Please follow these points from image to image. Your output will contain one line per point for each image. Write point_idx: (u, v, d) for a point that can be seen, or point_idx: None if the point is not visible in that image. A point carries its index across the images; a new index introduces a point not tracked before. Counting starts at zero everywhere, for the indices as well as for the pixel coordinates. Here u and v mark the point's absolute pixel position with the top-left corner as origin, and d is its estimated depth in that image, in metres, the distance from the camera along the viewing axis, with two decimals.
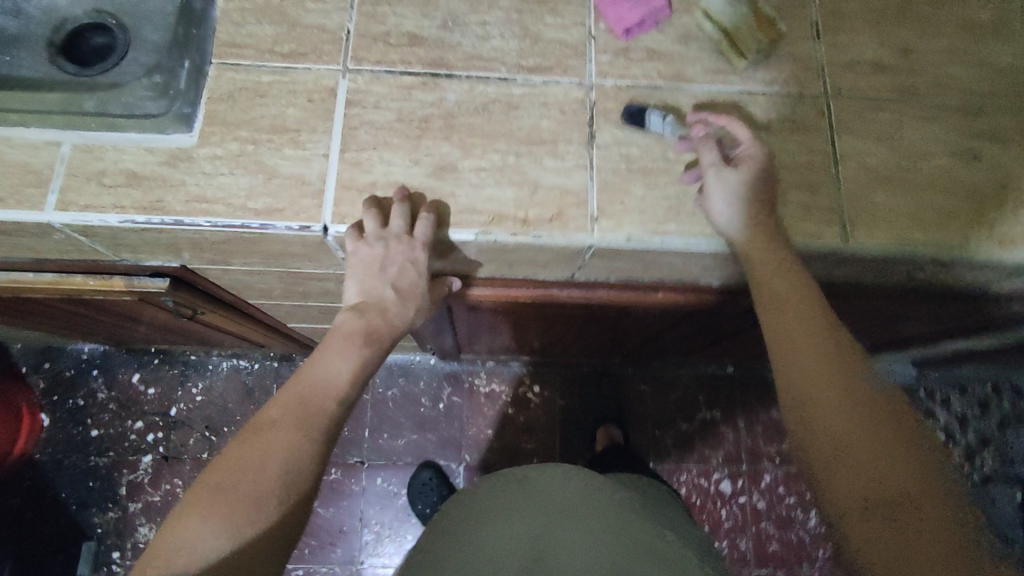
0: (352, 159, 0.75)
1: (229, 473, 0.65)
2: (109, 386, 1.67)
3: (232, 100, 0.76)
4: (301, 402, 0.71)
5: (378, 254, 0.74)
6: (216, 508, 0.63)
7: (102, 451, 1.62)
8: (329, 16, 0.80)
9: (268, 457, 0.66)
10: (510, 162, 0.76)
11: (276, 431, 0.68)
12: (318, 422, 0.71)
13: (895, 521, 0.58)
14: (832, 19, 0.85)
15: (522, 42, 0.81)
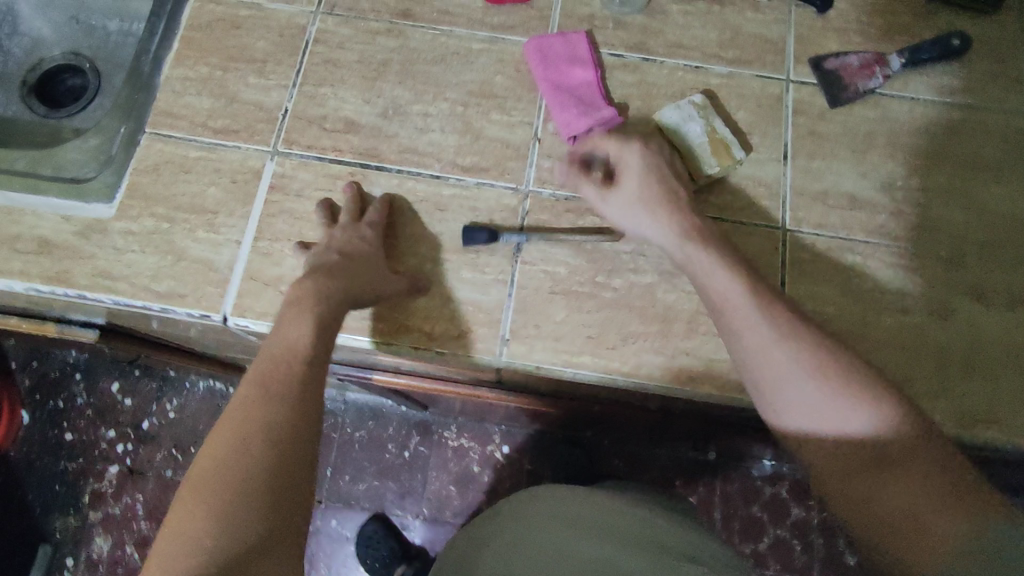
0: (264, 248, 0.73)
1: (217, 469, 0.55)
2: (88, 393, 1.57)
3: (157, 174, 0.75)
4: (269, 379, 0.60)
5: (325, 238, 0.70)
6: (202, 512, 0.53)
7: (73, 456, 1.54)
8: (269, 93, 0.78)
9: (246, 449, 0.56)
10: (426, 269, 0.72)
11: (252, 414, 0.58)
12: (302, 389, 0.61)
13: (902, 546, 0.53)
14: (807, 141, 0.77)
15: (462, 138, 0.77)
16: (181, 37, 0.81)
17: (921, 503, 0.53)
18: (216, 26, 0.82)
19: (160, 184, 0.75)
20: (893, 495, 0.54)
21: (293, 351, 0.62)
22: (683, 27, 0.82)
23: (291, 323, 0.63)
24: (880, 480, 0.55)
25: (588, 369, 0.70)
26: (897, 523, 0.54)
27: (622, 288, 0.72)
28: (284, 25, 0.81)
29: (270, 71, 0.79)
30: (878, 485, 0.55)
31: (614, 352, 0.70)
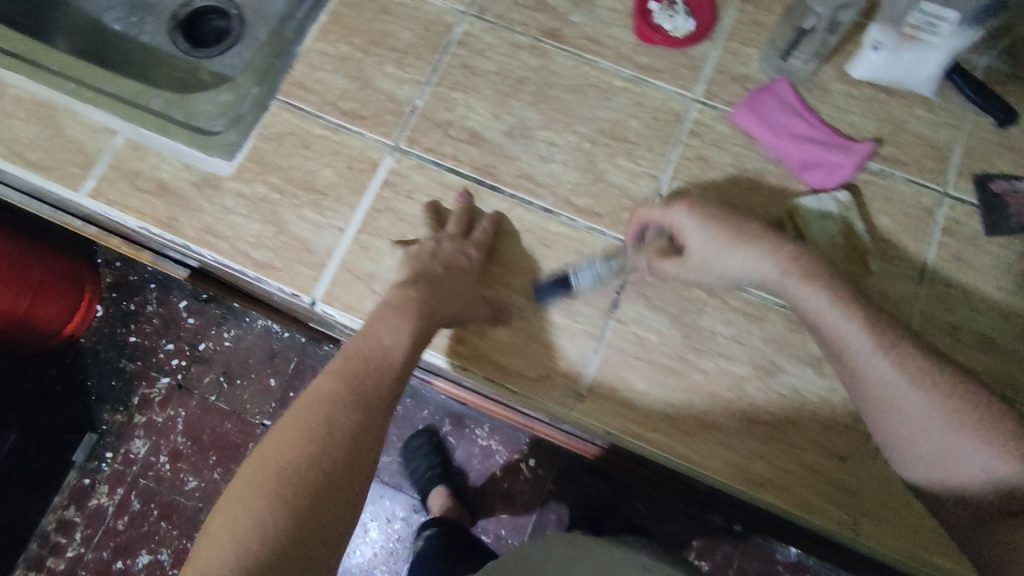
0: (363, 242, 0.72)
1: (282, 458, 0.51)
2: (159, 302, 1.40)
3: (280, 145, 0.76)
4: (357, 378, 0.56)
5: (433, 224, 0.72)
6: (265, 497, 0.49)
7: (132, 357, 1.39)
8: (401, 85, 0.78)
9: (308, 444, 0.52)
10: (516, 302, 0.70)
11: (331, 410, 0.54)
12: (378, 399, 0.57)
13: None
14: (950, 266, 0.72)
15: (582, 176, 0.74)
16: (330, 11, 0.81)
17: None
18: (366, 6, 0.81)
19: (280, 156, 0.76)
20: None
21: (384, 357, 0.58)
22: (842, 109, 0.76)
23: (384, 327, 0.60)
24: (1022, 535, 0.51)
25: (658, 449, 0.66)
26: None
27: (711, 370, 0.68)
28: (431, 20, 0.80)
29: (408, 63, 0.78)
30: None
31: (687, 438, 0.66)
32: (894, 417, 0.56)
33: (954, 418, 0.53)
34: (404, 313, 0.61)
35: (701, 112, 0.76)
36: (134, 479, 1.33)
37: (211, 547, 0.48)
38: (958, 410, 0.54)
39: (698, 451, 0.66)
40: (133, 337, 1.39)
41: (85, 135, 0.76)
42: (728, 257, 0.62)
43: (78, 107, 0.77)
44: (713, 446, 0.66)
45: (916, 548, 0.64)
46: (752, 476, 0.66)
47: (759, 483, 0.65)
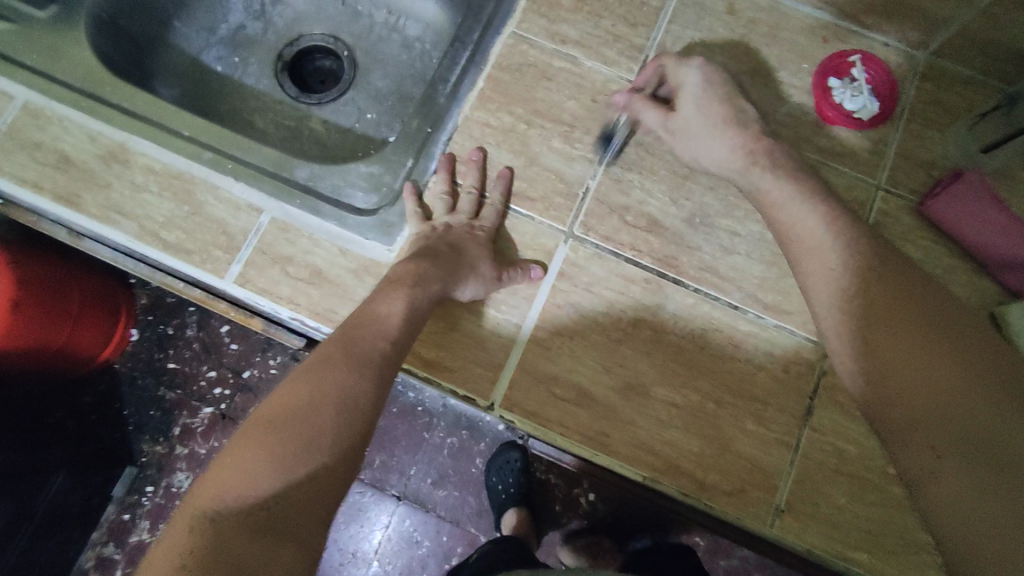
0: (543, 342, 0.67)
1: (279, 410, 0.50)
2: (198, 325, 1.21)
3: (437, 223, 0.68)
4: (349, 342, 0.55)
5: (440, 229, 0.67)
6: (260, 443, 0.48)
7: (172, 385, 1.20)
8: (571, 163, 0.72)
9: (314, 406, 0.50)
10: (707, 409, 0.67)
11: (331, 372, 0.52)
12: (387, 369, 0.55)
13: (980, 479, 0.41)
14: None
15: (769, 270, 0.70)
16: (487, 75, 0.74)
17: (971, 498, 0.41)
18: (526, 71, 0.75)
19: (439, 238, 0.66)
20: (949, 473, 0.42)
21: (382, 327, 0.56)
22: None
23: (386, 295, 0.58)
24: (985, 466, 0.41)
25: (861, 569, 0.65)
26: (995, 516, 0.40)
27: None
28: (598, 89, 0.74)
29: (576, 138, 0.72)
30: (970, 469, 0.42)
31: (893, 558, 0.65)
32: (866, 340, 0.50)
33: (898, 332, 0.48)
34: (414, 288, 0.59)
35: (884, 202, 0.74)
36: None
37: (210, 484, 0.46)
38: (927, 329, 0.47)
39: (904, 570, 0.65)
40: (172, 363, 1.20)
41: (227, 212, 0.69)
42: (706, 138, 0.66)
43: (215, 178, 0.70)
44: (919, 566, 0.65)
45: None
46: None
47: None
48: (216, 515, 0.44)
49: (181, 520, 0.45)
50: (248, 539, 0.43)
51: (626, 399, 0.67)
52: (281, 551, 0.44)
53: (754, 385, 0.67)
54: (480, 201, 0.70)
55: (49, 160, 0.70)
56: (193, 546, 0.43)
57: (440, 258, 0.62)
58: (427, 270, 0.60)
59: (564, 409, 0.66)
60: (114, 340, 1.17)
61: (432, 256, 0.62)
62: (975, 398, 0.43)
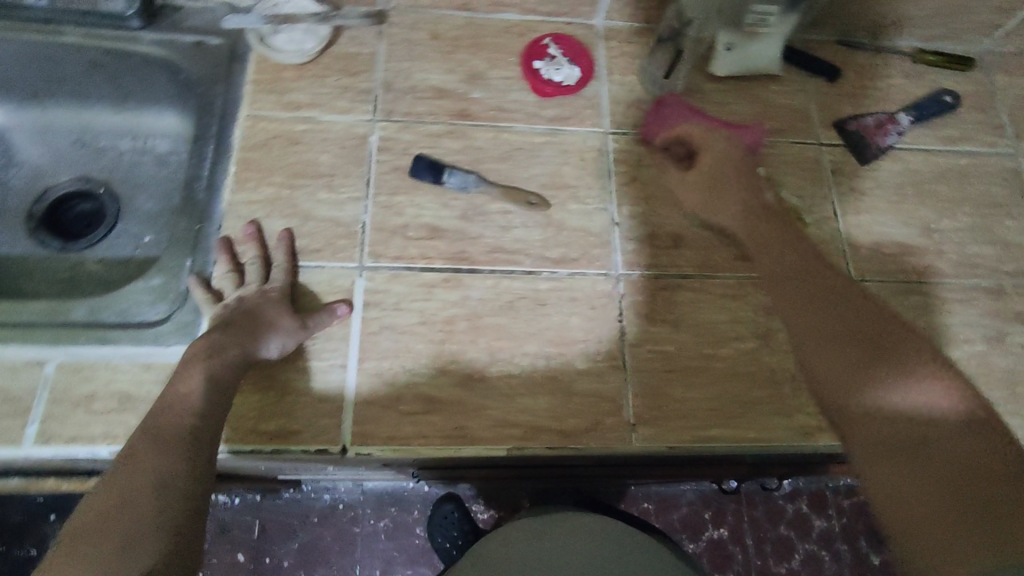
0: (372, 370, 0.70)
1: (104, 505, 0.52)
2: None
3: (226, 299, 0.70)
4: (159, 425, 0.57)
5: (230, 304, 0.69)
6: (91, 536, 0.50)
7: None
8: (342, 207, 0.77)
9: (136, 493, 0.53)
10: (541, 366, 0.72)
11: (150, 457, 0.55)
12: (199, 440, 0.58)
13: (900, 455, 0.53)
14: (852, 199, 0.85)
15: (545, 231, 0.78)
16: (237, 158, 0.78)
17: (905, 486, 0.51)
18: (273, 143, 0.79)
19: (234, 308, 0.68)
20: (885, 469, 0.53)
21: (184, 405, 0.59)
22: (720, 104, 0.88)
23: (183, 375, 0.60)
24: (911, 457, 0.52)
25: (719, 443, 0.71)
26: (920, 501, 0.50)
27: (729, 352, 0.75)
28: (343, 136, 0.81)
29: (339, 184, 0.78)
30: (898, 463, 0.52)
31: (739, 421, 0.72)
32: (814, 344, 0.62)
33: (840, 352, 0.60)
34: (208, 359, 0.62)
35: (616, 141, 0.85)
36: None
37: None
38: (866, 349, 0.59)
39: (749, 428, 0.72)
40: None
41: (7, 379, 0.66)
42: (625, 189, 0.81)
43: None
44: (761, 416, 0.73)
45: None
46: (802, 426, 0.73)
47: (807, 430, 0.73)
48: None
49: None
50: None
51: (468, 389, 0.70)
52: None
53: (571, 331, 0.74)
54: (267, 268, 0.73)
55: None
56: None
57: (237, 323, 0.65)
58: (222, 339, 0.63)
59: (416, 421, 0.68)
60: None
61: (230, 324, 0.65)
62: (895, 411, 0.54)
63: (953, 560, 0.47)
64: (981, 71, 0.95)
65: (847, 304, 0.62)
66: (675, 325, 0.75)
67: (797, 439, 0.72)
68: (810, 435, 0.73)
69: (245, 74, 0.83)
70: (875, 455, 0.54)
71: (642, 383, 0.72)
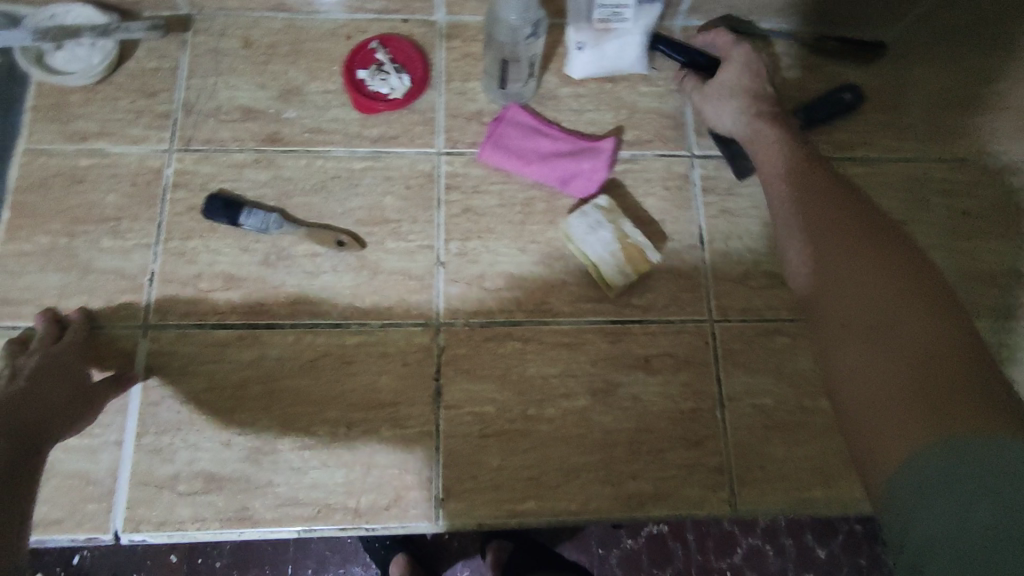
0: (149, 446, 0.64)
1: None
2: None
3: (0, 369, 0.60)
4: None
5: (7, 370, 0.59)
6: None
7: None
8: (128, 256, 0.69)
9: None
10: (342, 434, 0.65)
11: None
12: None
13: (868, 342, 0.48)
14: (724, 220, 0.74)
15: (358, 275, 0.70)
16: (11, 204, 0.70)
17: (866, 371, 0.47)
18: (53, 182, 0.71)
19: (13, 379, 0.58)
20: (851, 358, 0.48)
21: None
22: (578, 111, 0.76)
23: None
24: (877, 345, 0.47)
25: (535, 517, 0.64)
26: (876, 387, 0.46)
27: (557, 412, 0.67)
28: (135, 171, 0.72)
29: (125, 229, 0.70)
30: (863, 347, 0.48)
31: (559, 492, 0.65)
32: (806, 233, 0.58)
33: (819, 250, 0.56)
34: None
35: (450, 164, 0.74)
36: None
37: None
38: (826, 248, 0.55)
39: (574, 500, 0.65)
40: None
41: None
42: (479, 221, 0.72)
43: None
44: (587, 486, 0.65)
45: (793, 495, 0.67)
46: (634, 497, 0.66)
47: (639, 500, 0.66)
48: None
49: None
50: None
51: (255, 463, 0.64)
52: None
53: (378, 392, 0.66)
54: (51, 337, 0.64)
55: None
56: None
57: (31, 399, 0.57)
58: (6, 414, 0.54)
59: (193, 502, 0.63)
60: None
61: (24, 401, 0.56)
62: (894, 292, 0.49)
63: (893, 439, 0.43)
64: (897, 57, 0.81)
65: (851, 204, 0.58)
66: (497, 381, 0.67)
67: (626, 511, 0.65)
68: (642, 506, 0.66)
69: (26, 99, 0.73)
70: (841, 346, 0.50)
71: (454, 451, 0.65)
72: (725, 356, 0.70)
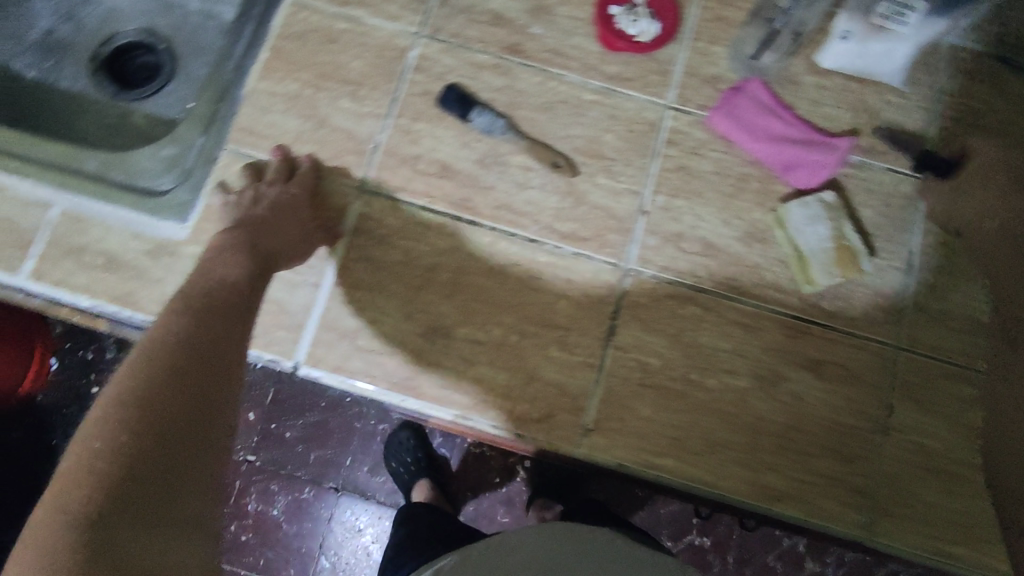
0: (343, 297, 0.68)
1: (145, 394, 0.47)
2: None
3: (245, 190, 0.67)
4: (211, 312, 0.55)
5: (247, 195, 0.67)
6: (128, 427, 0.46)
7: None
8: (360, 121, 0.72)
9: (166, 391, 0.48)
10: (511, 340, 0.68)
11: (196, 348, 0.52)
12: (238, 331, 0.56)
13: None
14: (941, 253, 0.71)
15: (563, 200, 0.71)
16: (270, 45, 0.74)
17: None
18: (309, 36, 0.75)
19: (252, 207, 0.66)
20: None
21: (230, 286, 0.58)
22: (816, 103, 0.74)
23: (224, 262, 0.60)
24: None
25: (669, 475, 0.66)
26: None
27: (717, 385, 0.68)
28: (382, 45, 0.75)
29: (364, 95, 0.73)
30: None
31: (699, 460, 0.67)
32: None
33: None
34: (237, 252, 0.61)
35: (675, 120, 0.74)
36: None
37: (83, 488, 0.43)
38: None
39: (714, 473, 0.66)
40: None
41: (16, 211, 0.68)
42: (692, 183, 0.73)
43: (4, 179, 0.69)
44: (729, 462, 0.66)
45: (933, 542, 0.65)
46: (773, 489, 0.66)
47: (776, 495, 0.66)
48: (98, 522, 0.42)
49: (46, 531, 0.41)
50: (153, 544, 0.43)
51: (430, 342, 0.68)
52: (178, 546, 0.45)
53: (556, 314, 0.69)
54: (289, 171, 0.70)
55: None
56: (88, 568, 0.40)
57: (263, 232, 0.64)
58: (247, 238, 0.63)
59: (369, 358, 0.67)
60: None
61: (257, 231, 0.64)
62: None
63: None
64: None
65: None
66: (667, 340, 0.69)
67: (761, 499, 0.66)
68: (778, 501, 0.66)
69: None
70: None
71: (614, 389, 0.67)
72: (899, 386, 0.68)
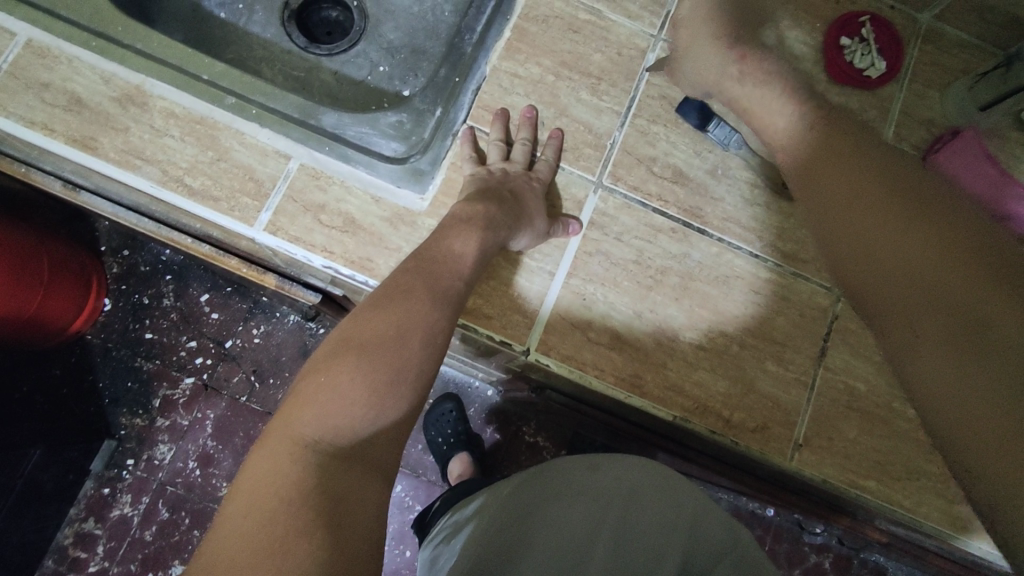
0: (575, 288, 0.69)
1: (360, 338, 0.52)
2: (177, 295, 1.29)
3: (493, 166, 0.68)
4: (429, 275, 0.57)
5: (495, 175, 0.68)
6: (348, 365, 0.50)
7: (150, 355, 1.27)
8: (598, 115, 0.73)
9: (392, 350, 0.52)
10: (732, 351, 0.70)
11: (408, 306, 0.54)
12: (459, 307, 0.58)
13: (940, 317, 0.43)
14: None
15: (787, 220, 0.73)
16: (514, 25, 0.74)
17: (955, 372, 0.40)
18: (552, 22, 0.74)
19: (501, 184, 0.66)
20: (936, 355, 0.42)
21: (461, 264, 0.59)
22: None
23: (459, 235, 0.60)
24: (965, 334, 0.41)
25: (870, 496, 0.69)
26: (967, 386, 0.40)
27: (954, 215, 0.46)
28: (623, 43, 0.75)
29: (602, 90, 0.73)
30: (957, 342, 0.41)
31: (900, 484, 0.70)
32: (840, 205, 0.53)
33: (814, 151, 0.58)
34: (486, 230, 0.61)
35: None
36: (161, 487, 1.24)
37: (305, 409, 0.48)
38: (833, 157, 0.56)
39: (866, 279, 0.49)
40: (149, 333, 1.28)
41: (255, 159, 0.67)
42: None
43: (236, 124, 0.68)
44: (934, 266, 0.44)
45: None
46: (960, 322, 0.41)
47: (968, 323, 0.41)
48: (318, 446, 0.47)
49: (277, 438, 0.47)
50: (349, 474, 0.47)
51: (656, 343, 0.69)
52: (369, 482, 0.48)
53: (775, 329, 0.71)
54: (532, 155, 0.71)
55: (58, 100, 0.66)
56: (301, 478, 0.45)
57: (504, 201, 0.64)
58: (497, 214, 0.62)
59: (598, 351, 0.68)
60: (87, 311, 1.23)
61: (497, 200, 0.64)
62: (910, 240, 0.46)
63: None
64: None
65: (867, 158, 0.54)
66: (825, 186, 0.55)
67: (947, 318, 0.42)
68: (967, 345, 0.41)
69: None
70: (923, 336, 0.43)
71: (806, 178, 0.58)
72: None
